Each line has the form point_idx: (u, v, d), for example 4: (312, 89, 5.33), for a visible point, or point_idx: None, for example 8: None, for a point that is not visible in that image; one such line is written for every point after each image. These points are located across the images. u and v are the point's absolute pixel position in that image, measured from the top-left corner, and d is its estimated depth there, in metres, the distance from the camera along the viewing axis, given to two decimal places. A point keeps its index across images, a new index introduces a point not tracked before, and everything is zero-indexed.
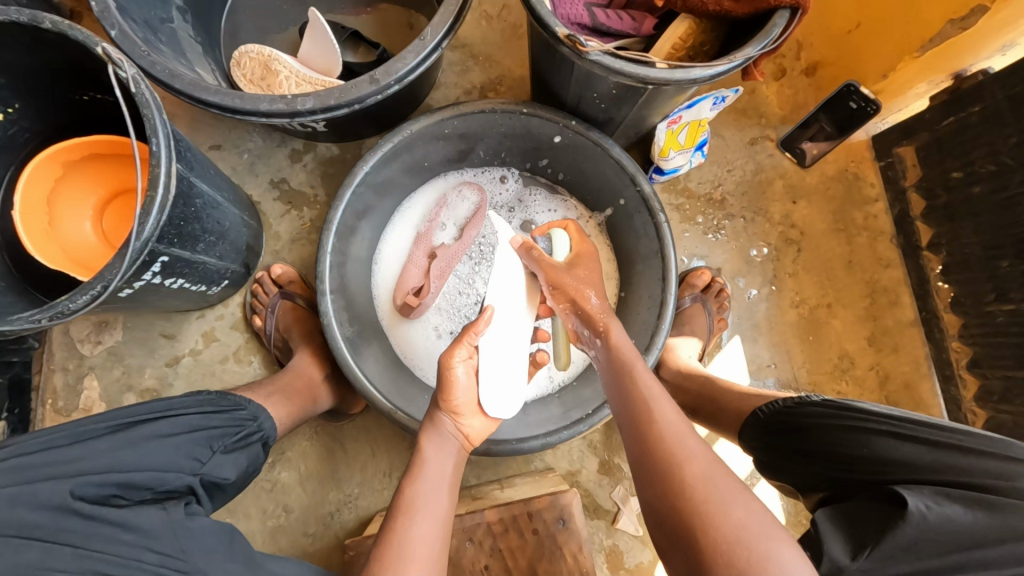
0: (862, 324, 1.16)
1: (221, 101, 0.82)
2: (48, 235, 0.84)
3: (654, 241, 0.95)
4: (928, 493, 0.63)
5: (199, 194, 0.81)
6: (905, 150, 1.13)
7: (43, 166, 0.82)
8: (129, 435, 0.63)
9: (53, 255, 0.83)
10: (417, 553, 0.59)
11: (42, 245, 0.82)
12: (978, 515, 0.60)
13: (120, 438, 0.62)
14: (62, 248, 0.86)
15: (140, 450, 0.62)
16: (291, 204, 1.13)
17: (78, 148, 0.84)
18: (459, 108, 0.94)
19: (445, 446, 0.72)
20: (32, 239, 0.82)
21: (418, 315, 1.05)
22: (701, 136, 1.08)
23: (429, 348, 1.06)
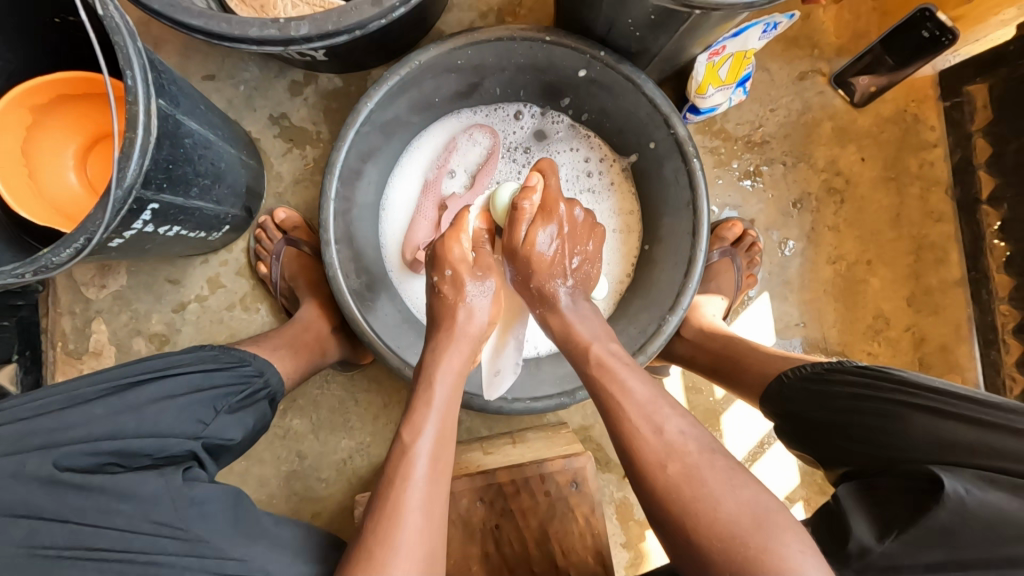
0: (903, 283, 1.08)
1: (206, 24, 0.73)
2: (31, 187, 0.79)
3: (685, 190, 0.87)
4: (969, 477, 0.59)
5: (190, 134, 0.74)
6: (977, 89, 1.00)
7: (12, 111, 0.76)
8: (124, 398, 0.61)
9: (38, 207, 0.78)
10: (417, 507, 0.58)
11: (26, 197, 0.77)
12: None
13: (114, 402, 0.60)
14: (49, 200, 0.81)
15: (136, 416, 0.60)
16: (292, 142, 1.05)
17: (47, 89, 0.77)
18: (473, 34, 0.84)
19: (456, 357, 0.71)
20: (14, 191, 0.76)
21: None
22: (746, 70, 0.95)
23: None
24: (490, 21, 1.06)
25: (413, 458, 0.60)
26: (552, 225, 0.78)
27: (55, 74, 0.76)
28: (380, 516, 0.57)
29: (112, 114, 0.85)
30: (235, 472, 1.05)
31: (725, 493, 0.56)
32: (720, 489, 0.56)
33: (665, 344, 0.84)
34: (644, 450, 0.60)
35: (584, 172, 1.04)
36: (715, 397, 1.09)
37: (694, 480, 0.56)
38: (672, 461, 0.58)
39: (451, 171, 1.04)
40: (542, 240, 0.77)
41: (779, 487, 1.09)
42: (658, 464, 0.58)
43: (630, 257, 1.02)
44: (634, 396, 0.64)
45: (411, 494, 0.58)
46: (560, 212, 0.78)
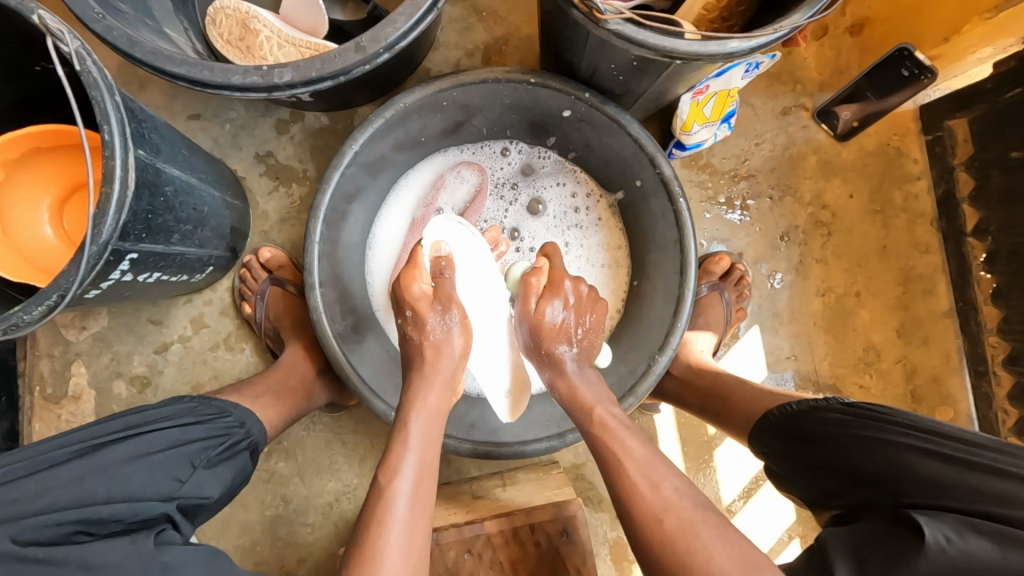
0: (892, 314, 1.08)
1: (188, 72, 0.72)
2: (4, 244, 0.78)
3: (671, 228, 0.87)
4: (950, 524, 0.57)
5: (169, 180, 0.73)
6: (958, 124, 1.01)
7: None
8: (96, 459, 0.59)
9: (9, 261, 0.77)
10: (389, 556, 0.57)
11: None
12: (1009, 556, 0.53)
13: (86, 464, 0.58)
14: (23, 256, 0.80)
15: (107, 478, 0.58)
16: (278, 180, 1.04)
17: (18, 142, 0.77)
18: (458, 77, 0.84)
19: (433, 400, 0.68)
20: None
21: None
22: (730, 108, 0.96)
23: None
24: (476, 60, 1.07)
25: (389, 500, 0.60)
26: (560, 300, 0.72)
27: (25, 128, 0.75)
28: (357, 563, 0.56)
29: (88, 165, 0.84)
30: (218, 518, 1.02)
31: (720, 547, 0.54)
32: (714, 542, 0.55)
33: (655, 384, 0.83)
34: (641, 504, 0.59)
35: (570, 206, 1.04)
36: (708, 432, 1.08)
37: (689, 533, 0.55)
38: (669, 515, 0.57)
39: (438, 208, 1.03)
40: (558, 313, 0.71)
41: (775, 524, 1.07)
42: (655, 518, 0.57)
43: (619, 293, 1.01)
44: (633, 453, 0.63)
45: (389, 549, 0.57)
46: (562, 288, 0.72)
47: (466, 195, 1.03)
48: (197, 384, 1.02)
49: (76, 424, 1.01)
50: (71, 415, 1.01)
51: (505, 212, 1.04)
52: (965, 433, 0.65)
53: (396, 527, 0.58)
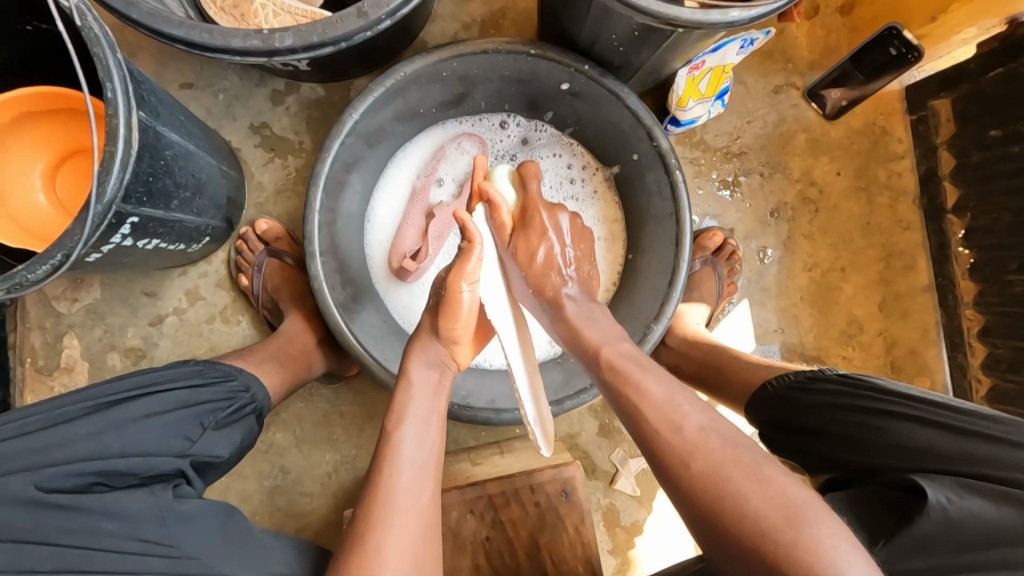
0: (875, 288, 1.11)
1: (187, 34, 0.71)
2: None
3: (668, 201, 0.89)
4: (951, 486, 0.60)
5: (170, 144, 0.72)
6: (941, 104, 1.05)
7: None
8: (109, 416, 0.60)
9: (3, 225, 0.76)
10: (401, 493, 0.59)
11: None
12: (1005, 514, 0.57)
13: (99, 421, 0.59)
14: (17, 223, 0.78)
15: (122, 434, 0.59)
16: (274, 152, 1.04)
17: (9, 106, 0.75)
18: (458, 46, 0.84)
19: (432, 370, 0.71)
20: None
21: (415, 276, 0.99)
22: (724, 84, 0.98)
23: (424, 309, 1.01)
24: (473, 33, 1.07)
25: (397, 443, 0.63)
26: (545, 242, 0.73)
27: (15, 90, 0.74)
28: (370, 504, 0.59)
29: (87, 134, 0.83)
30: (215, 488, 1.03)
31: (754, 495, 0.53)
32: (750, 486, 0.53)
33: (650, 351, 0.86)
34: (670, 454, 0.58)
35: (567, 180, 1.05)
36: (698, 403, 1.11)
37: (719, 482, 0.54)
38: (699, 460, 0.56)
39: (437, 181, 1.03)
40: (541, 253, 0.72)
41: None
42: (684, 465, 0.56)
43: (615, 266, 1.03)
44: (656, 406, 0.61)
45: (400, 493, 0.59)
46: (542, 223, 0.73)
47: (464, 169, 1.03)
48: (193, 356, 1.02)
49: None
50: (64, 387, 1.00)
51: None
52: (958, 403, 0.68)
53: (402, 498, 0.59)
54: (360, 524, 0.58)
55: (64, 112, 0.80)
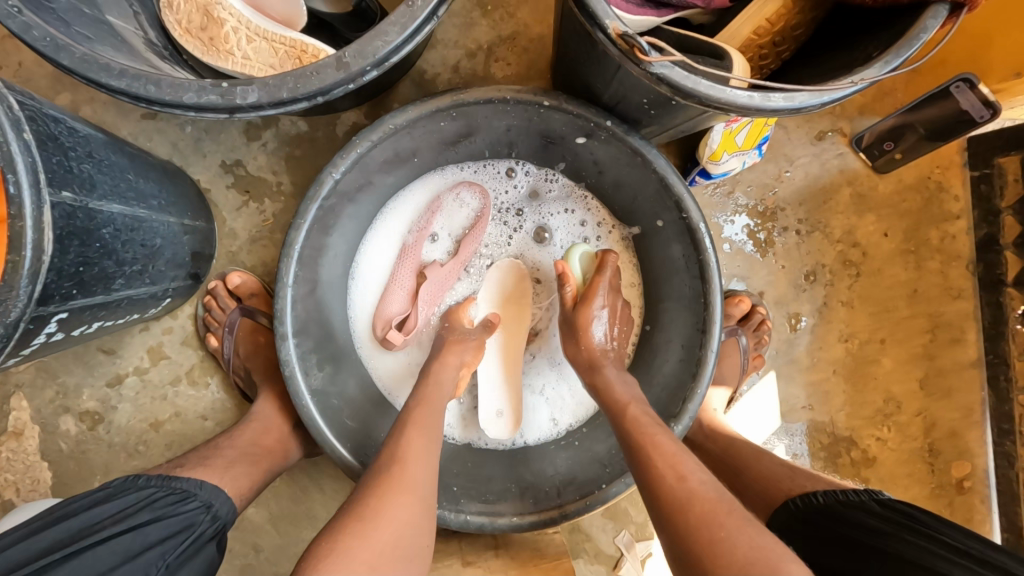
0: (917, 363, 1.00)
1: (129, 86, 0.59)
2: None
3: (695, 279, 0.77)
4: None
5: (108, 221, 0.60)
6: (1010, 163, 0.92)
7: None
8: None
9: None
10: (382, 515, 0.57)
11: None
12: None
13: None
14: None
15: None
16: (248, 194, 0.91)
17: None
18: (460, 95, 0.72)
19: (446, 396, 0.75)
20: None
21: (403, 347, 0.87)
22: (765, 134, 0.86)
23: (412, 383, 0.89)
24: (479, 62, 0.94)
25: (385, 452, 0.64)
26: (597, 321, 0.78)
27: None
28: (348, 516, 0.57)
29: None
30: None
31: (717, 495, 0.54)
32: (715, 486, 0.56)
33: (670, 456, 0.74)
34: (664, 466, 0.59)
35: (580, 236, 0.92)
36: None
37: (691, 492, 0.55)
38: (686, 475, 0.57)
39: (432, 234, 0.91)
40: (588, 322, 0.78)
41: None
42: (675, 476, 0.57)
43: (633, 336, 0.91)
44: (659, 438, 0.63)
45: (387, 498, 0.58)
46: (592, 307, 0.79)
47: (463, 221, 0.91)
48: (157, 422, 0.92)
49: (19, 463, 0.91)
50: (13, 452, 0.91)
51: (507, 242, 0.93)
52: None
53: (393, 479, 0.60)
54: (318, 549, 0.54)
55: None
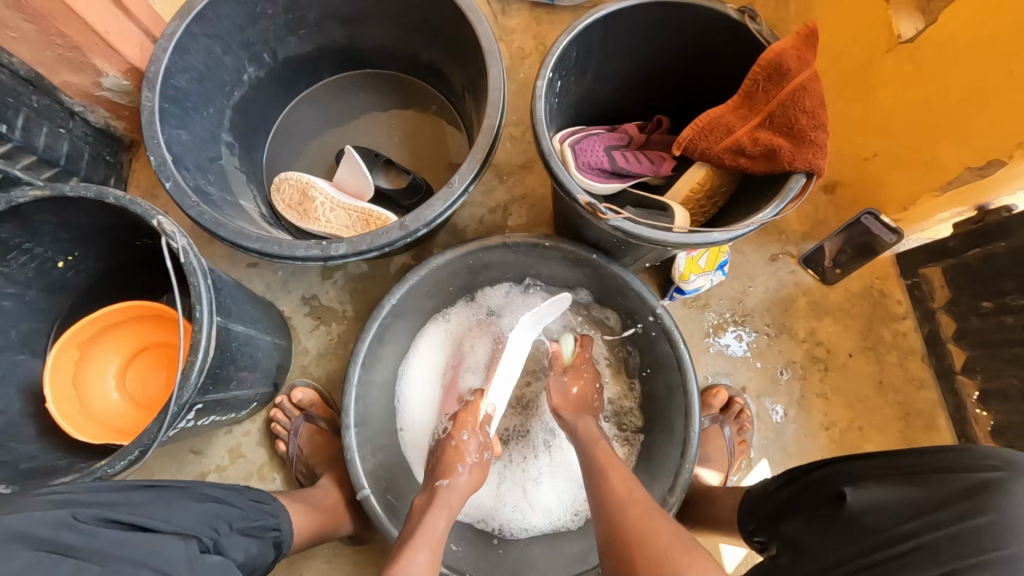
0: (897, 448, 1.11)
1: (260, 246, 0.87)
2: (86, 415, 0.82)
3: (675, 371, 0.95)
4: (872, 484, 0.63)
5: (236, 337, 0.85)
6: (932, 273, 1.11)
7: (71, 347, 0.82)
8: (156, 493, 0.66)
9: (86, 428, 0.80)
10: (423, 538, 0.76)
11: (79, 420, 0.81)
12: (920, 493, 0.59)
13: (150, 494, 0.65)
14: (99, 420, 0.84)
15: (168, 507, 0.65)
16: (320, 319, 1.17)
17: (71, 337, 0.82)
18: (485, 241, 0.98)
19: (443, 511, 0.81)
20: (73, 422, 0.80)
21: None
22: (722, 259, 1.10)
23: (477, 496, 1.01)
24: (498, 215, 1.23)
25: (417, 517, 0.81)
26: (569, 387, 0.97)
27: (81, 319, 0.82)
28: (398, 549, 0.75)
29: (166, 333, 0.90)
30: None
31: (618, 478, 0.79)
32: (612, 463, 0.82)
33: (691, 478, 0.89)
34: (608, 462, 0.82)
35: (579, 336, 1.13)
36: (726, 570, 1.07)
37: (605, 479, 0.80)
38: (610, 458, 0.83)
39: (460, 372, 1.07)
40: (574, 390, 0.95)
41: None
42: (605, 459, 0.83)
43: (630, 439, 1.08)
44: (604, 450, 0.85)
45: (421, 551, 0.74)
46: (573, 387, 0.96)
47: (485, 358, 1.08)
48: None
49: None
50: None
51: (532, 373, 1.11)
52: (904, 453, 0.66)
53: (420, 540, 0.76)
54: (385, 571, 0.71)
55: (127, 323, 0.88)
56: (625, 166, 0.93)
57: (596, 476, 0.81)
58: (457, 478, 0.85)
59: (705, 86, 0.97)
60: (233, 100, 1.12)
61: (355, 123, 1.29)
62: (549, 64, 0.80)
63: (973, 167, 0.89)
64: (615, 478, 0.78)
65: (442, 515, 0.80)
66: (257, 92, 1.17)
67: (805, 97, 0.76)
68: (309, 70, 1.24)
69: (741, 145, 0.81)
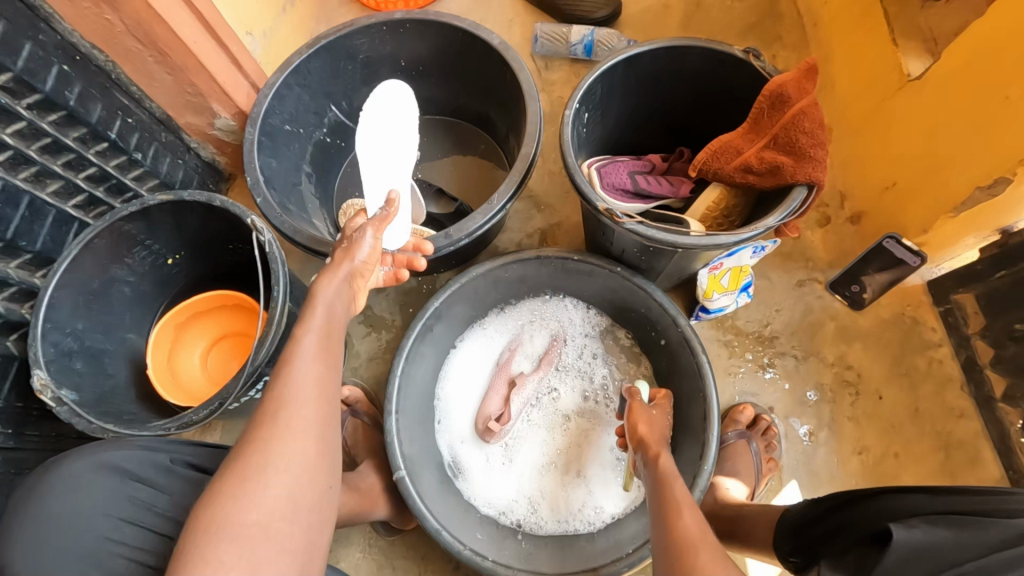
0: (938, 478, 1.08)
1: (328, 250, 1.03)
2: (175, 384, 0.97)
3: (696, 378, 1.00)
4: (917, 522, 0.57)
5: (301, 325, 0.99)
6: (964, 298, 1.12)
7: (167, 327, 0.98)
8: (225, 451, 0.79)
9: (176, 394, 0.95)
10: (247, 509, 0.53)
11: (170, 387, 0.96)
12: (958, 535, 0.54)
13: (219, 452, 0.78)
14: (186, 390, 0.99)
15: (231, 462, 0.77)
16: (372, 327, 1.30)
17: (171, 317, 0.99)
18: (521, 253, 1.09)
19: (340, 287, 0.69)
20: (165, 388, 0.95)
21: (495, 438, 1.11)
22: (745, 279, 1.16)
23: (496, 472, 1.11)
24: (534, 239, 1.36)
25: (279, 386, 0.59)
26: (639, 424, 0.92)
27: (180, 302, 0.99)
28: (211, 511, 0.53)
29: (243, 318, 1.04)
30: None
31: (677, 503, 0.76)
32: (676, 488, 0.78)
33: (710, 478, 0.92)
34: (673, 483, 0.79)
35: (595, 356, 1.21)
36: None
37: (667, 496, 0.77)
38: (673, 481, 0.80)
39: (518, 356, 1.21)
40: (642, 426, 0.92)
41: None
42: (669, 478, 0.80)
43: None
44: (666, 473, 0.81)
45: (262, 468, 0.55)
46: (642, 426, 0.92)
47: (541, 348, 1.21)
48: None
49: None
50: None
51: (564, 376, 1.20)
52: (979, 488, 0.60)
53: (258, 493, 0.53)
54: (196, 534, 0.51)
55: (217, 309, 1.03)
56: (647, 187, 1.04)
57: (671, 514, 0.74)
58: (358, 245, 0.73)
59: (720, 117, 1.07)
60: (315, 138, 1.33)
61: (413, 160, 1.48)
62: (576, 97, 0.94)
63: (983, 186, 0.93)
64: (688, 517, 0.72)
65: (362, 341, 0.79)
66: (335, 133, 1.39)
67: (805, 120, 0.85)
68: None
69: (749, 164, 0.90)
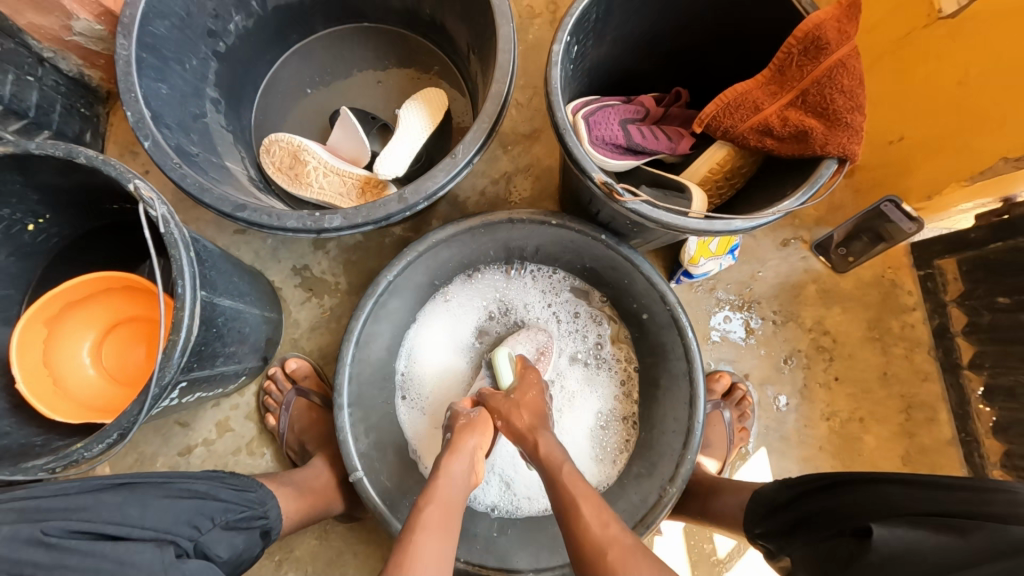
0: (896, 440, 1.10)
1: (249, 216, 0.81)
2: (60, 395, 0.78)
3: (681, 360, 0.92)
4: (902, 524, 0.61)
5: (222, 312, 0.80)
6: (948, 264, 1.08)
7: (34, 327, 0.77)
8: (136, 490, 0.63)
9: (65, 408, 0.76)
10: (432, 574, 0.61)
11: (54, 401, 0.76)
12: (953, 539, 0.57)
13: (126, 492, 0.62)
14: (79, 400, 0.80)
15: (143, 505, 0.61)
16: (311, 291, 1.12)
17: (36, 314, 0.77)
18: (485, 216, 0.92)
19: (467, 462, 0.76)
20: (48, 402, 0.75)
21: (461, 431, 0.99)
22: (734, 243, 1.06)
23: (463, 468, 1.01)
24: (501, 186, 1.17)
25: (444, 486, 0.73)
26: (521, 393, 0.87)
27: (46, 293, 0.77)
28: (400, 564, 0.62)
29: (138, 305, 0.86)
30: None
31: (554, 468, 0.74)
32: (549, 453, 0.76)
33: (693, 468, 0.86)
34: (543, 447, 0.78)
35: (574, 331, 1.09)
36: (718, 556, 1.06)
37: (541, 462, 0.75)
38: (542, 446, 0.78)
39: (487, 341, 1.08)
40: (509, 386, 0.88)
41: None
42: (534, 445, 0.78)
43: (625, 421, 1.05)
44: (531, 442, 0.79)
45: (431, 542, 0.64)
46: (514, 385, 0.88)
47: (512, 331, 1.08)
48: None
49: None
50: None
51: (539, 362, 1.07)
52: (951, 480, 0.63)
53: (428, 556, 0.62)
54: None
55: (102, 292, 0.83)
56: (641, 141, 0.87)
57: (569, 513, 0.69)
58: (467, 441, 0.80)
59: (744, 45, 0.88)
60: (218, 51, 1.03)
61: (350, 82, 1.21)
62: (566, 27, 0.74)
63: (1011, 157, 0.85)
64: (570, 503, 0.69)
65: (466, 465, 0.76)
66: (246, 43, 1.08)
67: (842, 74, 0.70)
68: (301, 22, 1.15)
69: (768, 125, 0.75)
